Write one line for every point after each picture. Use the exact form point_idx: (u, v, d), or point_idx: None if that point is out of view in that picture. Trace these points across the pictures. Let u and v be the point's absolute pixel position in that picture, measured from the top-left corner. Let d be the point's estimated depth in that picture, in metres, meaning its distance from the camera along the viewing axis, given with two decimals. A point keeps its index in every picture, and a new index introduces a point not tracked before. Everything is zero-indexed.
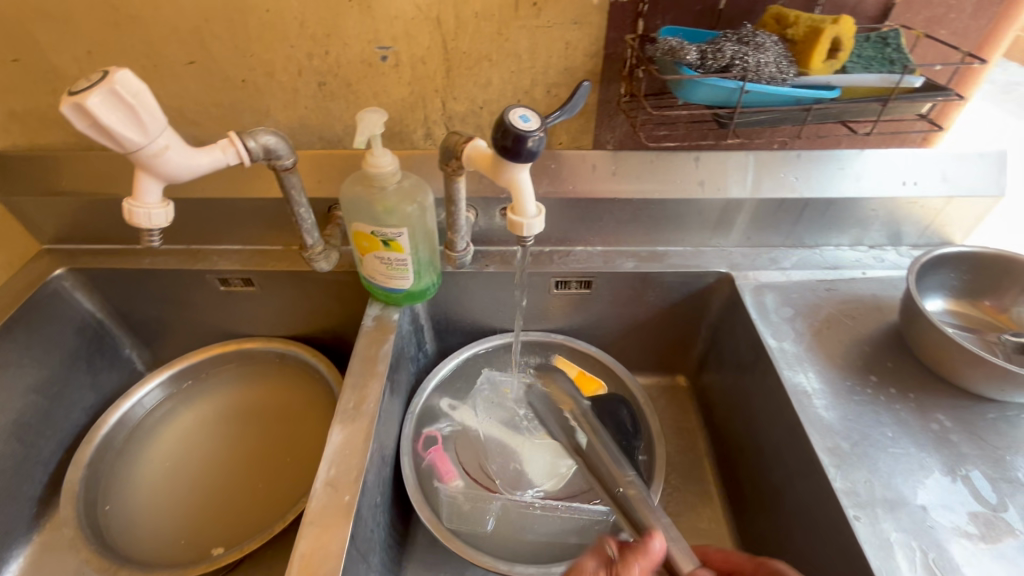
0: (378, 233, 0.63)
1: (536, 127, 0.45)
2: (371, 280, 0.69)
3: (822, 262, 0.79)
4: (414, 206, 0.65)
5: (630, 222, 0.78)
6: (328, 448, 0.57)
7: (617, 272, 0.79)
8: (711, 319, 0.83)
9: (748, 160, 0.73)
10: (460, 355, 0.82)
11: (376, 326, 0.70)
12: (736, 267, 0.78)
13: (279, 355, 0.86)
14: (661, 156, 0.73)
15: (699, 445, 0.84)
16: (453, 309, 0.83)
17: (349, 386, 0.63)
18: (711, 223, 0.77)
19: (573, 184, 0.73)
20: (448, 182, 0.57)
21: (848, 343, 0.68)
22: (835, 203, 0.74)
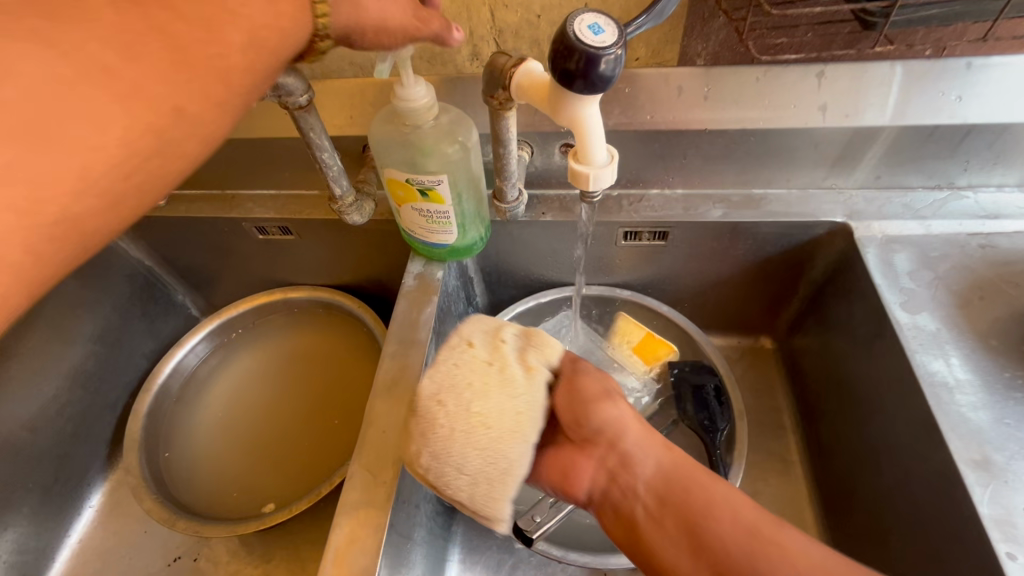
0: (416, 180, 0.53)
1: (612, 42, 0.32)
2: (411, 234, 0.61)
3: (974, 209, 0.61)
4: (457, 146, 0.55)
5: (721, 158, 0.63)
6: (365, 426, 0.52)
7: (701, 221, 0.65)
8: (814, 277, 0.69)
9: (893, 73, 0.54)
10: (515, 310, 0.73)
11: (417, 286, 0.62)
12: (856, 215, 0.62)
13: (325, 305, 0.82)
14: (771, 72, 0.56)
15: (784, 418, 0.73)
16: (505, 261, 0.74)
17: (388, 355, 0.57)
18: (828, 159, 0.61)
19: (651, 113, 0.59)
20: (494, 118, 0.45)
21: (1007, 319, 0.53)
22: (1011, 130, 0.55)
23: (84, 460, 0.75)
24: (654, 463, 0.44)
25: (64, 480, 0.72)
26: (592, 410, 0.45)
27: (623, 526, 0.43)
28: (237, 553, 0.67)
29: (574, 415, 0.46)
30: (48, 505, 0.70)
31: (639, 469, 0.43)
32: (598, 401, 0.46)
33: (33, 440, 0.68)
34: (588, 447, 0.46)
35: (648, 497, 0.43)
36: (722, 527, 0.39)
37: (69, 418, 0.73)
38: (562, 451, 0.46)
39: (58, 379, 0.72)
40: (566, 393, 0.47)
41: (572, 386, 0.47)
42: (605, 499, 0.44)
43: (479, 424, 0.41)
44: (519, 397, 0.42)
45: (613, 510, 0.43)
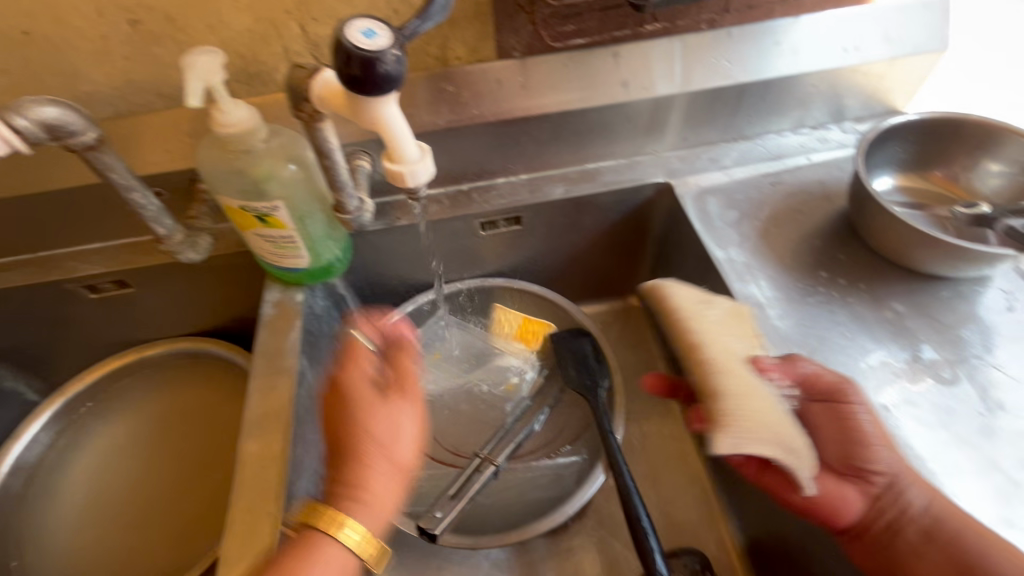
0: (249, 208, 0.54)
1: (389, 44, 0.34)
2: (261, 256, 0.61)
3: (765, 153, 0.71)
4: (291, 166, 0.54)
5: (551, 141, 0.68)
6: (238, 468, 0.49)
7: (546, 202, 0.70)
8: (656, 235, 0.76)
9: (674, 47, 0.62)
10: (389, 321, 0.73)
11: (276, 314, 0.60)
12: (674, 174, 0.70)
13: (192, 354, 0.76)
14: (574, 58, 0.62)
15: (659, 363, 0.81)
16: (376, 271, 0.74)
17: (253, 391, 0.54)
18: (641, 128, 0.68)
19: (478, 108, 0.63)
20: (308, 130, 0.46)
21: (798, 240, 0.63)
22: (773, 84, 0.66)
23: None
24: (823, 483, 0.48)
25: None
26: (851, 442, 0.47)
27: (887, 525, 0.45)
28: None
29: (851, 459, 0.47)
30: None
31: (885, 468, 0.46)
32: (843, 410, 0.48)
33: None
34: (843, 470, 0.48)
35: (913, 538, 0.44)
36: (918, 543, 0.44)
37: None
38: (824, 475, 0.48)
39: None
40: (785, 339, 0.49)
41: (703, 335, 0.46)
42: (799, 481, 0.48)
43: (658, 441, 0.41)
44: (740, 334, 0.48)
45: (880, 545, 0.46)
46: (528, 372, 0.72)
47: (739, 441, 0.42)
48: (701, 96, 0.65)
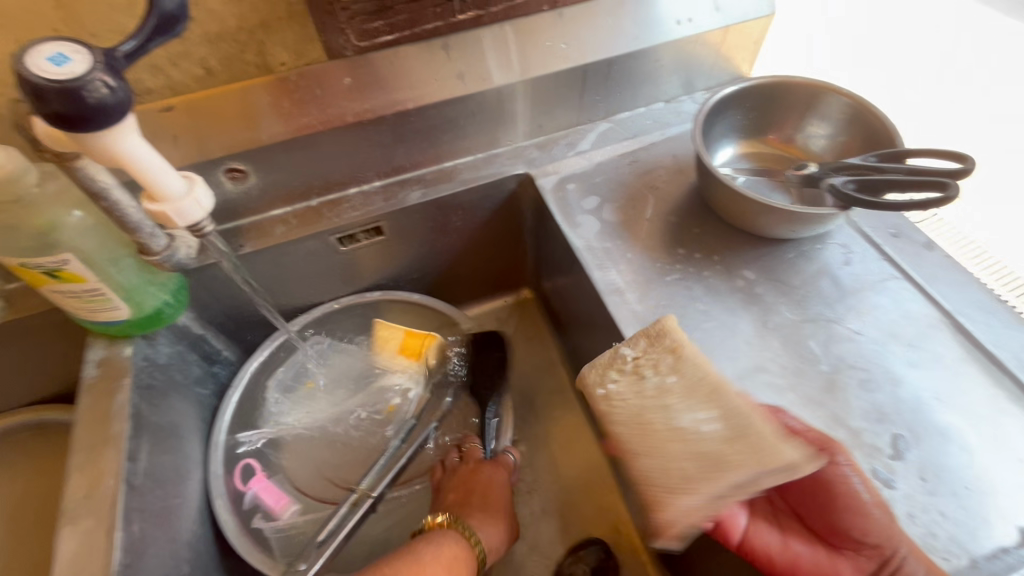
0: (31, 264, 0.44)
1: (88, 68, 0.29)
2: (71, 316, 0.52)
3: (622, 133, 0.71)
4: (79, 212, 0.46)
5: (396, 144, 0.64)
6: (54, 564, 0.43)
7: (403, 208, 0.66)
8: (528, 227, 0.74)
9: (506, 33, 0.60)
10: (258, 357, 0.67)
11: (100, 374, 0.53)
12: (534, 164, 0.68)
13: (29, 427, 0.67)
14: (403, 53, 0.58)
15: (554, 354, 0.80)
16: (232, 305, 0.67)
17: (72, 471, 0.47)
18: (491, 119, 0.65)
19: (304, 117, 0.57)
20: (67, 170, 0.39)
21: (654, 219, 0.62)
22: (615, 63, 0.65)
23: None
24: (812, 557, 0.46)
25: None
26: (841, 514, 0.43)
27: None
28: None
29: (835, 528, 0.44)
30: None
31: (882, 541, 0.41)
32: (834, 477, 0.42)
33: None
34: (832, 542, 0.46)
35: None
36: None
37: None
38: (804, 546, 0.47)
39: None
40: (675, 356, 0.45)
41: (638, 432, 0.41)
42: (791, 549, 0.46)
43: (672, 469, 0.39)
44: (677, 381, 0.43)
45: None
46: (415, 390, 0.68)
47: (790, 464, 0.38)
48: (545, 80, 0.63)
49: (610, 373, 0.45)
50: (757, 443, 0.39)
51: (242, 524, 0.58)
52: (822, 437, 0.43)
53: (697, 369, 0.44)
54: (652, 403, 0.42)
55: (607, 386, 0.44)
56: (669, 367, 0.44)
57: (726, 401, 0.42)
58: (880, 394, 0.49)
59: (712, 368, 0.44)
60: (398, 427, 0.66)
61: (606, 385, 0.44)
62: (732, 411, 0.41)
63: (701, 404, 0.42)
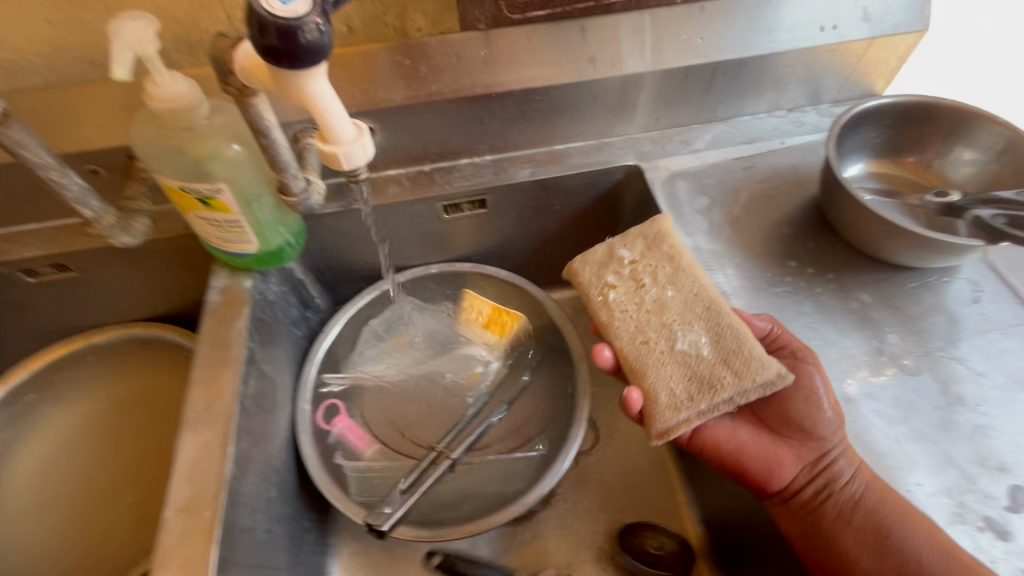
0: (190, 189, 0.48)
1: (309, 11, 0.30)
2: (208, 243, 0.55)
3: (739, 136, 0.69)
4: (237, 146, 0.49)
5: (515, 120, 0.65)
6: (175, 464, 0.47)
7: (511, 184, 0.67)
8: (626, 220, 0.74)
9: (644, 22, 0.59)
10: (351, 309, 0.70)
11: (223, 300, 0.57)
12: (645, 157, 0.68)
13: (142, 341, 0.73)
14: (538, 31, 0.58)
15: None
16: (336, 256, 0.71)
17: (195, 384, 0.52)
18: (611, 107, 0.65)
19: (436, 83, 0.59)
20: (242, 106, 0.42)
21: (766, 227, 0.61)
22: (747, 64, 0.63)
23: None
24: (758, 440, 0.48)
25: None
26: (797, 404, 0.47)
27: (817, 490, 0.45)
28: None
29: (787, 416, 0.48)
30: None
31: (828, 434, 0.46)
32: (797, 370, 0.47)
33: None
34: (779, 431, 0.49)
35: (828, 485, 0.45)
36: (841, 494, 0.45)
37: None
38: (750, 429, 0.49)
39: None
40: (672, 265, 0.54)
41: (639, 346, 0.50)
42: (740, 433, 0.49)
43: (645, 345, 0.50)
44: (673, 296, 0.52)
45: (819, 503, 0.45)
46: (495, 363, 0.70)
47: (769, 381, 0.46)
48: (673, 74, 0.62)
49: (612, 278, 0.54)
50: (749, 360, 0.47)
51: (324, 457, 0.61)
52: (802, 350, 0.49)
53: (692, 282, 0.53)
54: (648, 312, 0.52)
55: (608, 295, 0.53)
56: (667, 279, 0.53)
57: (722, 318, 0.50)
58: (1000, 441, 0.46)
59: (707, 283, 0.52)
60: (476, 395, 0.68)
61: (608, 294, 0.53)
62: (724, 329, 0.49)
63: (697, 321, 0.50)
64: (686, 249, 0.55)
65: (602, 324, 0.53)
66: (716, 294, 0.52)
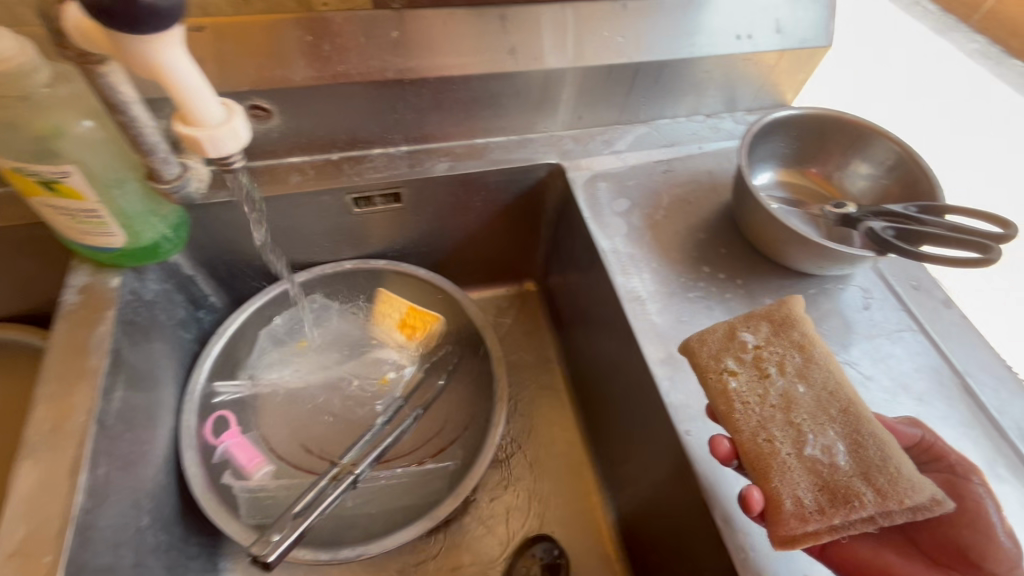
0: (27, 170, 0.40)
1: None
2: (63, 235, 0.47)
3: (660, 140, 0.69)
4: (89, 123, 0.42)
5: (432, 110, 0.61)
6: (10, 498, 0.40)
7: (428, 177, 0.63)
8: (549, 219, 0.72)
9: (565, 16, 0.57)
10: (248, 308, 0.63)
11: (82, 301, 0.49)
12: (567, 155, 0.66)
13: None
14: (455, 16, 0.55)
15: (551, 351, 0.79)
16: (231, 250, 0.64)
17: (39, 401, 0.44)
18: (532, 102, 0.63)
19: (343, 64, 0.54)
20: (88, 75, 0.36)
21: (681, 232, 0.61)
22: (667, 67, 0.63)
23: None
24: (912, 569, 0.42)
25: None
26: (966, 531, 0.41)
27: None
28: None
29: (951, 546, 0.42)
30: None
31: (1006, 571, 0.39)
32: (963, 483, 0.42)
33: None
34: (935, 559, 0.43)
35: None
36: None
37: None
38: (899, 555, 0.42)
39: None
40: (803, 355, 0.43)
41: (758, 446, 0.39)
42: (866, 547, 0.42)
43: (767, 443, 0.39)
44: (805, 392, 0.41)
45: None
46: (410, 367, 0.66)
47: (923, 507, 0.36)
48: (595, 72, 0.61)
49: (732, 363, 0.43)
50: (896, 478, 0.37)
51: (211, 478, 0.54)
52: (961, 471, 0.43)
53: (827, 376, 0.42)
54: (772, 408, 0.41)
55: (728, 382, 0.42)
56: (797, 371, 0.42)
57: (863, 424, 0.40)
58: None
59: (845, 377, 0.42)
60: (388, 402, 0.64)
61: (726, 380, 0.42)
62: (865, 438, 0.39)
63: (831, 424, 0.40)
64: (814, 331, 0.45)
65: (715, 411, 0.42)
66: (853, 393, 0.41)
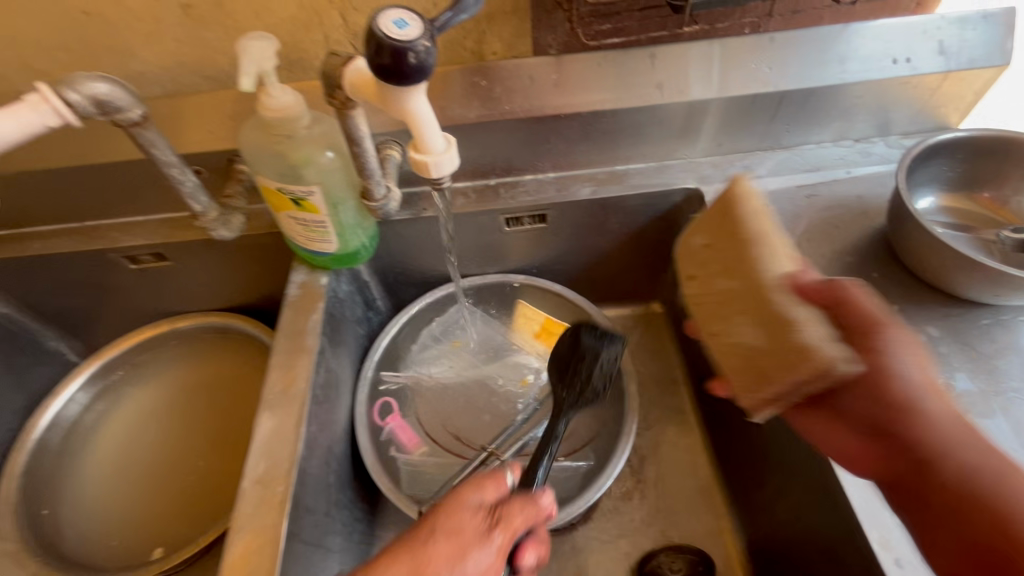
0: (286, 190, 0.53)
1: (419, 34, 0.34)
2: (293, 241, 0.60)
3: (803, 164, 0.69)
4: (331, 154, 0.54)
5: (580, 140, 0.67)
6: (255, 439, 0.51)
7: (573, 201, 0.70)
8: (682, 242, 0.75)
9: (712, 51, 0.61)
10: (411, 311, 0.74)
11: (301, 294, 0.62)
12: (706, 180, 0.69)
13: (219, 331, 0.79)
14: (609, 57, 0.61)
15: (677, 372, 0.80)
16: (401, 261, 0.75)
17: (272, 368, 0.56)
18: (674, 131, 0.67)
19: (510, 103, 0.63)
20: (341, 118, 0.47)
21: (829, 256, 0.61)
22: (814, 94, 0.64)
23: None
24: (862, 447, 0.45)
25: None
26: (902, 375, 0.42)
27: (918, 461, 0.41)
28: None
29: (877, 415, 0.43)
30: None
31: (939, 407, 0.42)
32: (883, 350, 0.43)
33: None
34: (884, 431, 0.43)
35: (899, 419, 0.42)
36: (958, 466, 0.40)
37: None
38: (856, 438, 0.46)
39: None
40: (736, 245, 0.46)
41: (781, 328, 0.41)
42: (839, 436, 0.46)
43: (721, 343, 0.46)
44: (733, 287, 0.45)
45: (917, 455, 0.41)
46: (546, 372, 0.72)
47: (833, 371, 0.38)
48: (739, 101, 0.64)
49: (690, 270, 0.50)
50: (807, 349, 0.39)
51: (380, 452, 0.64)
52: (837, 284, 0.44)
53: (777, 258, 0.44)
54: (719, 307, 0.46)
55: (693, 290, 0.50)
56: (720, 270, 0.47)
57: (838, 294, 0.43)
58: None
59: (761, 259, 0.44)
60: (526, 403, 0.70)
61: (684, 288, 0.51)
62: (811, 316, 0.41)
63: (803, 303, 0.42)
64: (768, 223, 0.46)
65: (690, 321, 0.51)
66: (771, 280, 0.43)
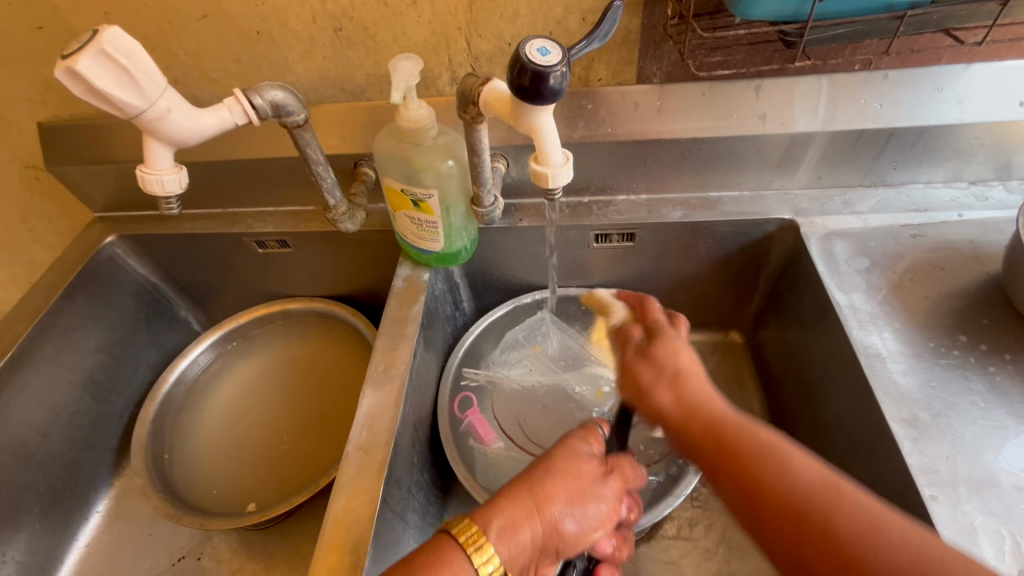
0: (409, 191, 0.59)
1: (558, 61, 0.39)
2: (405, 239, 0.67)
3: (908, 203, 0.68)
4: (450, 162, 0.60)
5: (676, 165, 0.70)
6: (359, 410, 0.57)
7: (663, 222, 0.72)
8: (770, 272, 0.75)
9: (820, 85, 0.62)
10: (494, 314, 0.79)
11: (406, 287, 0.68)
12: (802, 212, 0.69)
13: (321, 315, 0.87)
14: (714, 87, 0.64)
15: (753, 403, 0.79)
16: (491, 267, 0.80)
17: (377, 350, 0.62)
18: (773, 162, 0.68)
19: (612, 125, 0.66)
20: (468, 130, 0.52)
21: (932, 298, 0.59)
22: (927, 132, 0.63)
23: (92, 464, 0.78)
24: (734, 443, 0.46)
25: (72, 485, 0.75)
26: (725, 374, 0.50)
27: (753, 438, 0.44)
28: (237, 549, 0.72)
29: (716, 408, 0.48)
30: (58, 508, 0.74)
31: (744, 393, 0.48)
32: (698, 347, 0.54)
33: (46, 446, 0.72)
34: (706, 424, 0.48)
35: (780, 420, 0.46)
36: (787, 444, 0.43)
37: (79, 426, 0.77)
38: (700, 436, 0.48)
39: (70, 388, 0.76)
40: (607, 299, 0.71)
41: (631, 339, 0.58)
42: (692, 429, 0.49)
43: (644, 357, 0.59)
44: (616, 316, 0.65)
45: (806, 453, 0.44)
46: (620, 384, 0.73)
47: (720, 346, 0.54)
48: (844, 135, 0.64)
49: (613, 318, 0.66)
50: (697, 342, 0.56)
51: (459, 441, 0.68)
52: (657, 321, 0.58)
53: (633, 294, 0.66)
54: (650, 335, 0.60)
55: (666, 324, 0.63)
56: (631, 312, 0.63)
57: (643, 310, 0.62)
58: None
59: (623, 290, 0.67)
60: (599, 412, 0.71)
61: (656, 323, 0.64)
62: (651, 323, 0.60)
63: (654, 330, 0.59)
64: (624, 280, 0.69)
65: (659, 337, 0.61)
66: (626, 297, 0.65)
